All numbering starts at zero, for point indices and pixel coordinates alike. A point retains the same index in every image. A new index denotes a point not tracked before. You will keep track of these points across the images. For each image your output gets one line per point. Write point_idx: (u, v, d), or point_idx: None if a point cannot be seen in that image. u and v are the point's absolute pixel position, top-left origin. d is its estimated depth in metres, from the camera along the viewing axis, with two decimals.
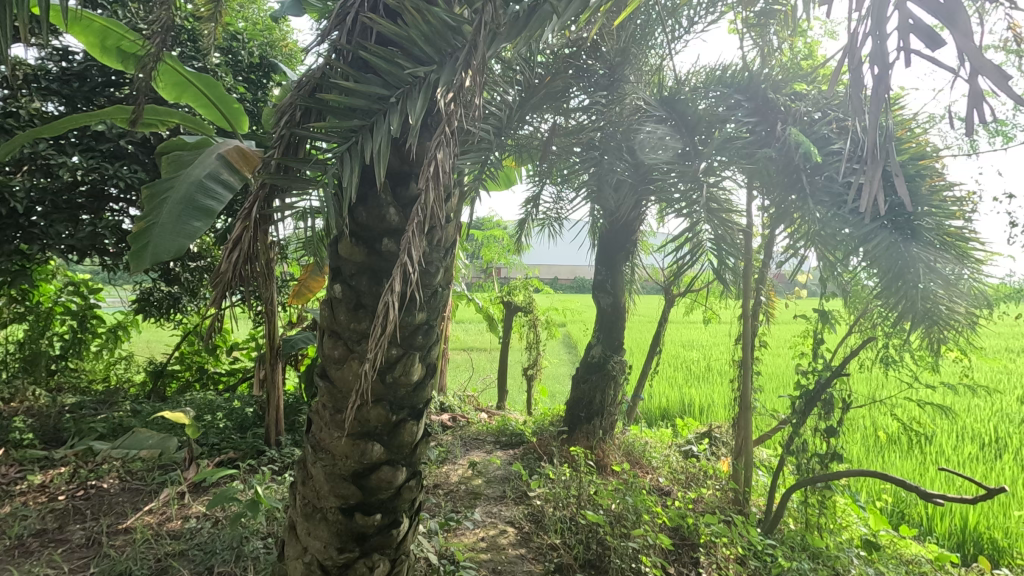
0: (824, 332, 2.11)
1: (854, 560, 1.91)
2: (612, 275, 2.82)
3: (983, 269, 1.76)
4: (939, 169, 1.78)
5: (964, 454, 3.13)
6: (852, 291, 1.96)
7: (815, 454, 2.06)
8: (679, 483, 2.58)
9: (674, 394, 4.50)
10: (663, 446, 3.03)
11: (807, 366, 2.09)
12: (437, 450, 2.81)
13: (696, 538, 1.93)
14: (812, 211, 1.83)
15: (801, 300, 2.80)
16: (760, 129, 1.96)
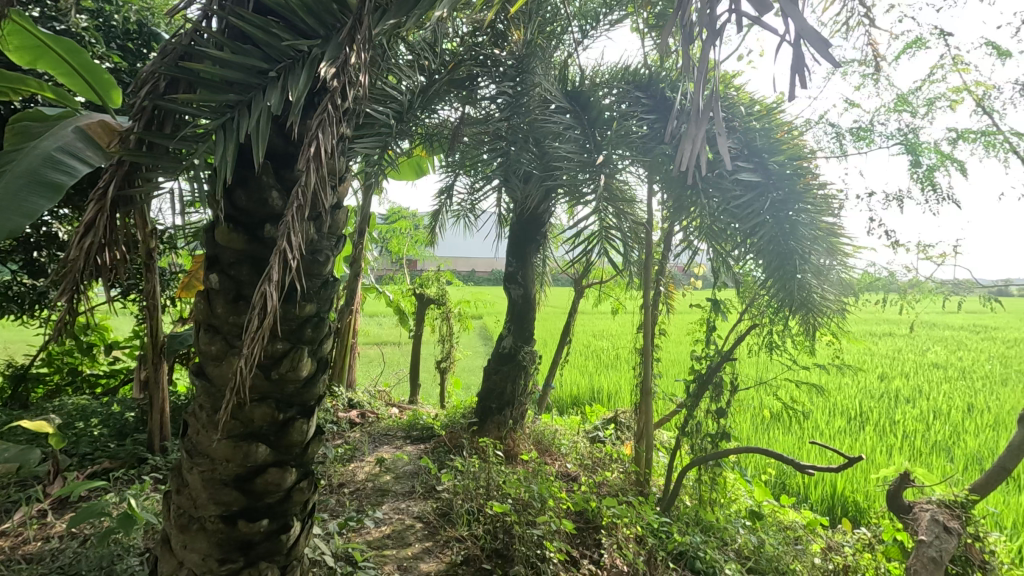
0: (716, 320, 2.25)
1: (740, 531, 2.07)
2: (523, 267, 2.81)
3: (850, 261, 1.95)
4: (813, 168, 1.93)
5: (834, 429, 3.48)
6: (743, 282, 2.09)
7: (707, 434, 2.20)
8: (586, 469, 2.67)
9: (585, 382, 4.66)
10: (572, 433, 3.12)
11: (700, 352, 2.22)
12: (343, 448, 2.71)
13: (599, 520, 2.00)
14: (705, 208, 1.95)
15: (697, 290, 2.97)
16: (656, 126, 2.05)
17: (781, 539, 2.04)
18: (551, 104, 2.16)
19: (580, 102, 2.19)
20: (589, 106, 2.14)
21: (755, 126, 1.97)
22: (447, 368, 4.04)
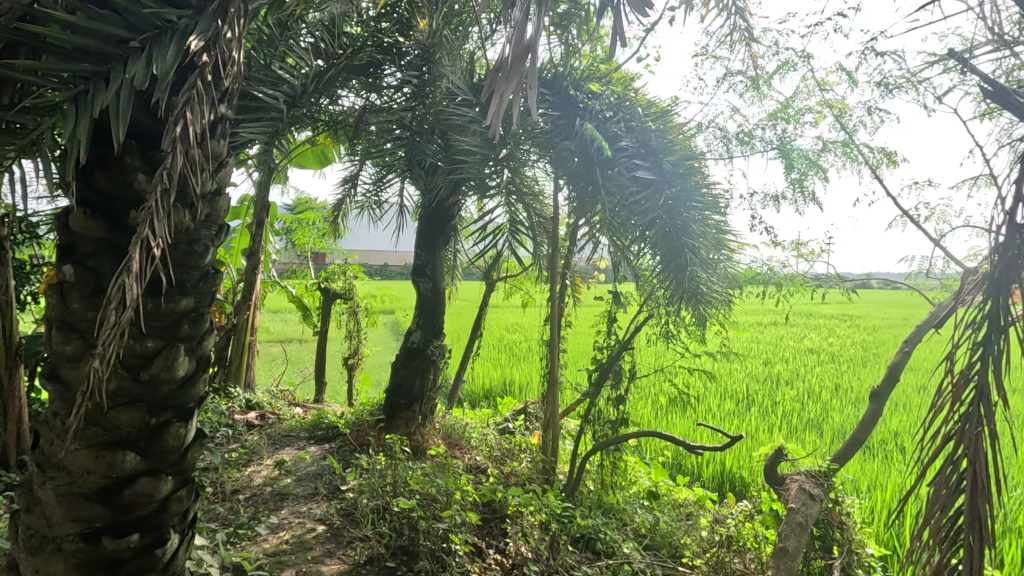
0: (617, 311, 2.35)
1: (637, 511, 2.19)
2: (431, 260, 2.77)
3: (734, 255, 2.11)
4: (702, 167, 2.03)
5: (724, 412, 3.78)
6: (643, 276, 2.19)
7: (608, 421, 2.31)
8: (495, 460, 2.71)
9: (497, 375, 4.71)
10: (482, 425, 3.14)
11: (602, 342, 2.32)
12: (239, 453, 2.54)
13: (505, 509, 2.03)
14: (603, 203, 2.03)
15: (600, 283, 3.09)
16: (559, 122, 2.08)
17: (674, 516, 2.19)
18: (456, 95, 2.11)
19: (485, 95, 2.15)
20: (494, 100, 2.12)
21: (650, 126, 2.06)
22: (355, 365, 3.91)
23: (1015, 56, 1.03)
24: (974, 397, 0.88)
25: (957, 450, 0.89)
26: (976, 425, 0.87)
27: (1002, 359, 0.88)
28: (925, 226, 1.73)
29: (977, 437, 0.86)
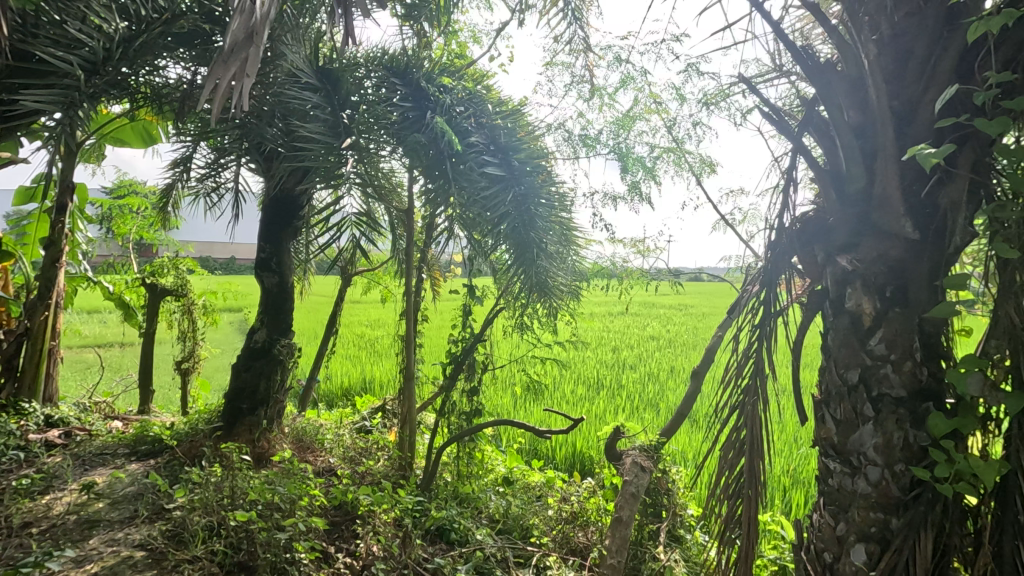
0: (472, 304, 2.39)
1: (491, 497, 2.26)
2: (278, 253, 2.56)
3: (581, 250, 2.25)
4: (549, 167, 2.14)
5: (576, 398, 4.04)
6: (497, 270, 2.26)
7: (463, 411, 2.35)
8: (349, 462, 2.62)
9: (357, 373, 4.55)
10: (337, 426, 3.01)
11: (457, 335, 2.35)
12: (32, 479, 2.14)
13: (356, 510, 1.97)
14: (455, 198, 2.06)
15: (457, 278, 3.13)
16: (409, 113, 2.03)
17: (526, 499, 2.30)
18: (299, 78, 2.00)
19: (330, 81, 2.06)
20: (339, 86, 2.03)
21: (499, 123, 2.11)
22: (190, 369, 3.51)
23: (788, 82, 1.23)
24: (752, 372, 1.05)
25: (738, 416, 1.06)
26: (753, 395, 1.05)
27: (772, 338, 1.05)
28: (734, 228, 2.01)
29: (753, 406, 1.04)
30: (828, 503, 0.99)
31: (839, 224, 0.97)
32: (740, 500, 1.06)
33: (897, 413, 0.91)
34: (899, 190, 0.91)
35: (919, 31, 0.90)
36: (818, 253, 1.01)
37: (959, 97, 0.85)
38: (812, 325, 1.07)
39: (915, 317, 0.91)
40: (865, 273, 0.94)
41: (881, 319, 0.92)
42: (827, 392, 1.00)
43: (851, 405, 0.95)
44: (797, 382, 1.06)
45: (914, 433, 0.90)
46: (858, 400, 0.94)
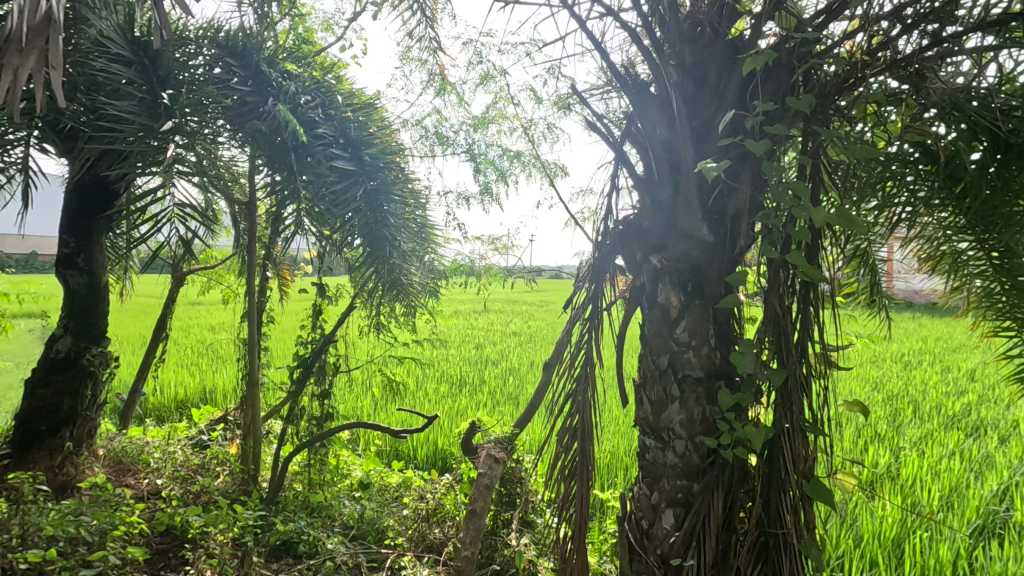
0: (324, 305, 2.28)
1: (345, 504, 2.19)
2: (87, 250, 2.20)
3: (439, 249, 2.26)
4: (403, 164, 2.10)
5: (439, 395, 4.05)
6: (351, 267, 2.19)
7: (314, 417, 2.23)
8: (180, 481, 2.35)
9: (195, 382, 4.11)
10: (167, 442, 2.69)
11: (306, 337, 2.23)
12: None
13: (186, 534, 1.78)
14: (302, 192, 1.93)
15: (309, 277, 2.96)
16: (248, 98, 1.86)
17: (382, 501, 2.26)
18: (107, 48, 1.75)
19: (149, 55, 1.82)
20: (159, 62, 1.79)
21: (349, 117, 2.02)
22: None
23: (612, 97, 1.37)
24: (583, 363, 1.14)
25: (571, 403, 1.15)
26: (583, 383, 1.14)
27: (599, 330, 1.15)
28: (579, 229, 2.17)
29: (583, 393, 1.13)
30: (644, 476, 1.12)
31: (652, 227, 1.10)
32: (573, 480, 1.15)
33: (697, 392, 1.05)
34: (698, 198, 1.04)
35: (711, 61, 1.04)
36: (637, 253, 1.13)
37: (739, 120, 1.00)
38: (633, 317, 1.19)
39: (710, 308, 1.05)
40: (673, 271, 1.07)
41: (685, 310, 1.06)
42: (644, 377, 1.12)
43: (663, 386, 1.08)
44: (620, 369, 1.17)
45: (709, 408, 1.05)
46: (668, 382, 1.08)
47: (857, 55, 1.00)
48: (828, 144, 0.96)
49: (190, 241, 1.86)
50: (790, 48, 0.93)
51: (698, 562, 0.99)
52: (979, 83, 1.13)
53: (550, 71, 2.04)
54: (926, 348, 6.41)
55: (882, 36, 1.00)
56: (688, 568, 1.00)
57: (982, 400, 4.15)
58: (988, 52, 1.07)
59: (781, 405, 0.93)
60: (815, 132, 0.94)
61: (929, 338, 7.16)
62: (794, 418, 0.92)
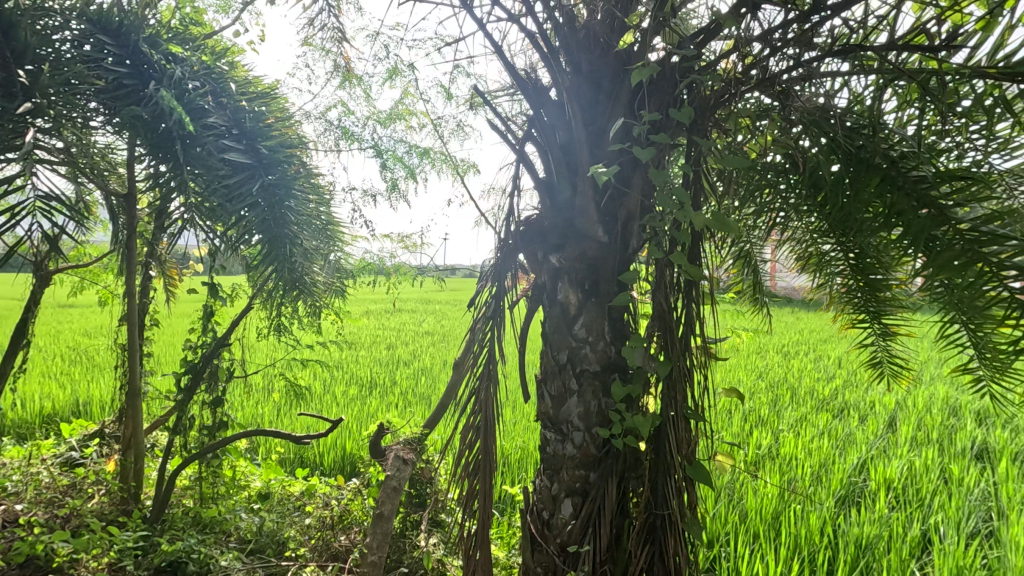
0: (217, 307, 2.13)
1: (242, 516, 2.07)
2: None
3: (345, 248, 2.19)
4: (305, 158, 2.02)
5: (348, 398, 3.92)
6: (247, 266, 2.06)
7: (206, 427, 2.08)
8: (46, 504, 2.11)
9: (66, 393, 3.69)
10: (30, 462, 2.40)
11: (196, 340, 2.08)
12: None
13: (52, 562, 1.60)
14: (189, 184, 1.77)
15: (201, 276, 2.76)
16: (126, 82, 1.66)
17: (283, 512, 2.16)
18: None
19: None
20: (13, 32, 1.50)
21: (245, 106, 1.79)
22: None
23: (517, 99, 1.40)
24: (485, 361, 1.15)
25: (475, 401, 1.16)
26: (486, 381, 1.15)
27: (502, 328, 1.18)
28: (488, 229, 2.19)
29: (486, 391, 1.15)
30: (545, 468, 1.16)
31: (551, 227, 1.14)
32: (476, 477, 1.16)
33: (593, 385, 1.11)
34: (594, 200, 1.08)
35: (604, 70, 1.09)
36: (538, 252, 1.17)
37: (628, 128, 1.06)
38: (535, 316, 1.22)
39: (605, 305, 1.11)
40: (571, 270, 1.11)
41: (582, 307, 1.11)
42: (545, 372, 1.16)
43: (562, 381, 1.13)
44: (522, 365, 1.21)
45: (604, 400, 1.11)
46: (567, 376, 1.12)
47: (732, 73, 1.09)
48: (707, 154, 1.04)
49: (56, 238, 1.66)
50: (673, 63, 1.01)
51: (594, 547, 1.05)
52: (834, 104, 1.28)
53: (459, 71, 2.05)
54: (802, 339, 7.13)
55: (755, 56, 1.10)
56: (585, 553, 1.05)
57: (845, 384, 4.68)
58: (842, 77, 1.21)
59: (667, 395, 1.00)
60: (695, 142, 1.02)
61: (804, 331, 7.97)
62: (678, 406, 1.00)
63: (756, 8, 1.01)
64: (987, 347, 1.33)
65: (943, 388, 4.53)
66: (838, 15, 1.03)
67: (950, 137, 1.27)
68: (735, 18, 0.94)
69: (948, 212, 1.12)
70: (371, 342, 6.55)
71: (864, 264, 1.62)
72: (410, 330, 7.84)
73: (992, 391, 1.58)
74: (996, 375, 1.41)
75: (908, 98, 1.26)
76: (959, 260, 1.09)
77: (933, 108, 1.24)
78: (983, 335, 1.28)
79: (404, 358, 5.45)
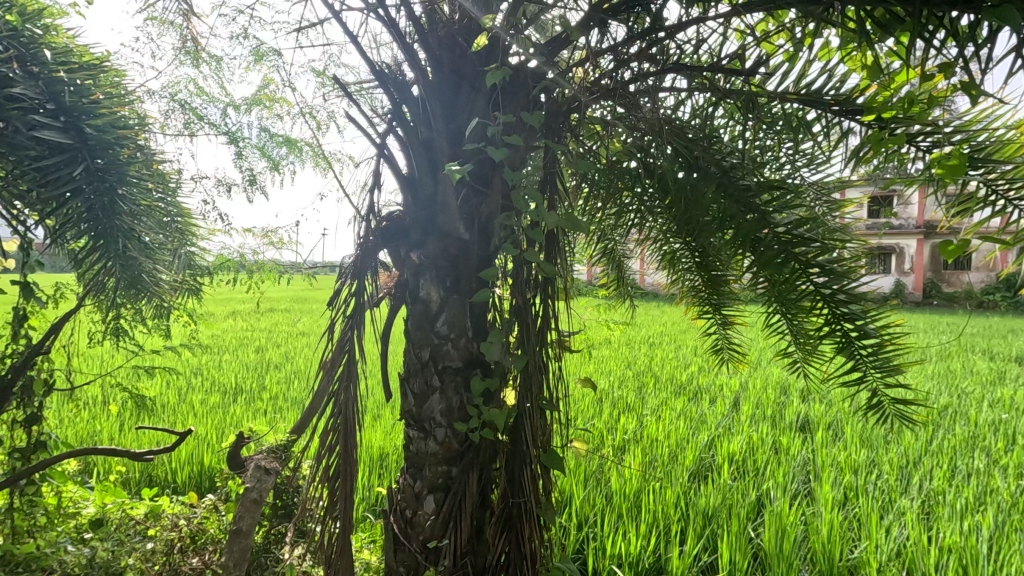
0: (33, 309, 1.83)
1: (68, 548, 1.80)
2: None
3: (198, 242, 2.00)
4: (147, 142, 1.80)
5: (207, 407, 3.58)
6: (73, 263, 1.80)
7: (18, 448, 1.78)
8: None
9: None
10: None
11: (4, 348, 1.77)
12: None
13: None
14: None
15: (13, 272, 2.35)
16: None
17: (121, 539, 1.91)
18: None
19: None
20: None
21: (63, 77, 1.16)
22: None
23: (375, 95, 1.37)
24: (345, 359, 1.11)
25: (333, 403, 1.12)
26: (346, 380, 1.11)
27: (364, 326, 1.14)
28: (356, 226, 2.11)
29: (346, 391, 1.11)
30: (409, 466, 1.15)
31: (413, 224, 1.12)
32: (336, 480, 1.12)
33: (455, 380, 1.12)
34: (455, 198, 1.09)
35: (463, 70, 1.10)
36: (401, 249, 1.15)
37: (484, 129, 1.07)
38: (399, 314, 1.20)
39: (467, 301, 1.12)
40: (432, 267, 1.11)
41: (444, 304, 1.11)
42: (407, 370, 1.15)
43: (424, 378, 1.13)
44: (384, 365, 1.18)
45: (466, 395, 1.12)
46: (429, 373, 1.12)
47: (584, 81, 1.15)
48: (560, 156, 1.10)
49: None
50: (527, 68, 1.05)
51: (454, 540, 1.07)
52: (676, 116, 1.40)
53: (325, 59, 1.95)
54: (665, 331, 7.78)
55: (605, 67, 1.17)
56: (445, 546, 1.08)
57: (700, 370, 5.18)
58: (682, 92, 1.33)
59: (523, 387, 1.04)
60: (549, 145, 1.07)
61: (668, 323, 8.70)
62: (534, 398, 1.04)
63: (602, 21, 1.08)
64: (799, 334, 1.53)
65: (777, 370, 5.20)
66: (674, 35, 1.13)
67: (769, 152, 1.45)
68: (583, 30, 1.00)
69: (766, 216, 1.28)
70: (237, 346, 6.04)
71: (707, 264, 1.79)
72: (282, 332, 7.36)
73: (804, 371, 1.83)
74: (806, 357, 1.64)
75: (733, 115, 1.42)
76: (779, 258, 1.27)
77: (754, 125, 1.40)
78: (796, 323, 1.47)
79: (274, 361, 5.09)
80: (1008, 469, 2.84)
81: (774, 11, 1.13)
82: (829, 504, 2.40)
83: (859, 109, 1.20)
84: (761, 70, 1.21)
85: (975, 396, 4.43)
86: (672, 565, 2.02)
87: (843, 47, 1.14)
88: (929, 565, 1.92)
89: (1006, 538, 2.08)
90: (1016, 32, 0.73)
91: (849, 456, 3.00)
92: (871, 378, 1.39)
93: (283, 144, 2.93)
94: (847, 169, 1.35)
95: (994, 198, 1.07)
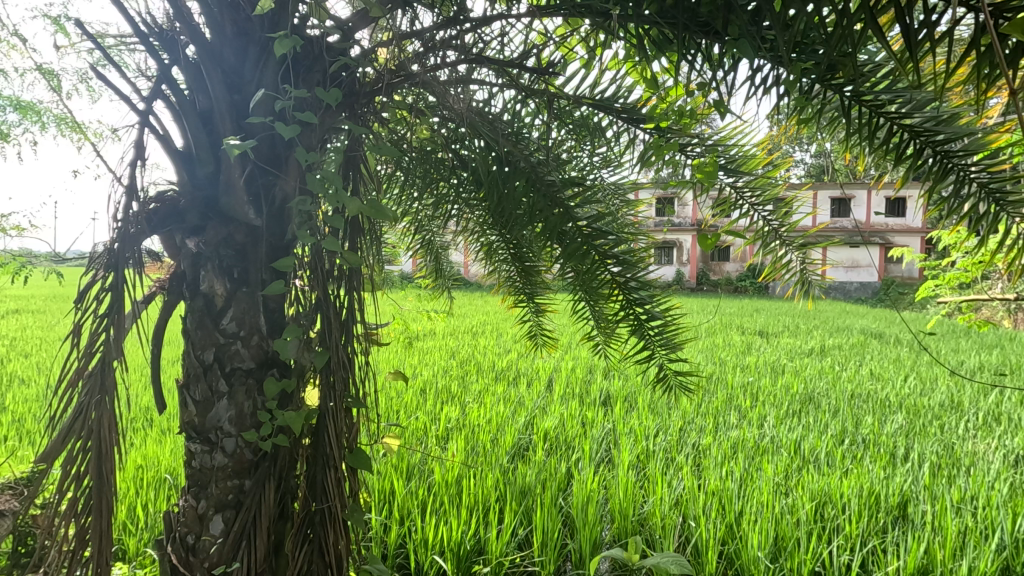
0: None
1: None
2: None
3: None
4: None
5: None
6: None
7: None
8: None
9: None
10: None
11: None
12: None
13: None
14: None
15: None
16: None
17: None
18: None
19: None
20: None
21: None
22: None
23: (138, 53, 1.15)
24: (96, 367, 0.90)
25: (77, 423, 0.90)
26: (99, 394, 0.90)
27: (124, 325, 0.94)
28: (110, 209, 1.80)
29: (96, 407, 0.90)
30: (190, 484, 1.03)
31: (189, 206, 0.96)
32: (87, 514, 0.93)
33: (246, 384, 1.00)
34: (239, 178, 0.95)
35: (250, 33, 0.97)
36: (175, 236, 0.99)
37: (272, 102, 0.96)
38: (174, 312, 1.03)
39: (258, 294, 1.00)
40: (213, 256, 0.97)
41: (231, 298, 0.98)
42: (186, 376, 1.00)
43: (208, 384, 0.99)
44: (149, 374, 1.02)
45: (258, 400, 1.01)
46: (213, 378, 0.99)
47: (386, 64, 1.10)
48: (363, 139, 1.04)
49: None
50: (322, 43, 0.96)
51: (247, 562, 0.98)
52: (488, 109, 1.42)
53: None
54: (488, 320, 8.10)
55: (412, 51, 1.13)
56: (235, 570, 0.98)
57: (518, 355, 5.48)
58: (493, 86, 1.35)
59: (325, 385, 0.97)
60: (348, 124, 1.00)
61: (490, 313, 9.08)
62: (336, 396, 0.98)
63: (406, 2, 1.04)
64: (599, 318, 1.69)
65: (584, 352, 5.73)
66: (480, 28, 1.13)
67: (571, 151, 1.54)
68: (382, 7, 0.95)
69: (570, 210, 1.34)
70: None
71: (521, 256, 1.86)
72: (33, 338, 6.00)
73: (605, 351, 2.03)
74: (606, 339, 1.82)
75: (537, 112, 1.49)
76: (580, 251, 1.38)
77: (557, 124, 1.48)
78: (596, 309, 1.62)
79: (22, 375, 4.15)
80: (753, 421, 3.50)
81: (569, 18, 1.20)
82: (625, 466, 2.70)
83: (642, 117, 1.34)
84: (562, 73, 1.29)
85: (732, 364, 5.39)
86: (491, 545, 2.09)
87: (628, 60, 1.26)
88: (699, 507, 2.27)
89: (751, 476, 2.55)
90: (748, 63, 0.85)
91: (641, 424, 3.42)
92: (656, 354, 1.60)
93: (17, 107, 2.35)
94: (635, 171, 1.50)
95: (744, 204, 1.30)
